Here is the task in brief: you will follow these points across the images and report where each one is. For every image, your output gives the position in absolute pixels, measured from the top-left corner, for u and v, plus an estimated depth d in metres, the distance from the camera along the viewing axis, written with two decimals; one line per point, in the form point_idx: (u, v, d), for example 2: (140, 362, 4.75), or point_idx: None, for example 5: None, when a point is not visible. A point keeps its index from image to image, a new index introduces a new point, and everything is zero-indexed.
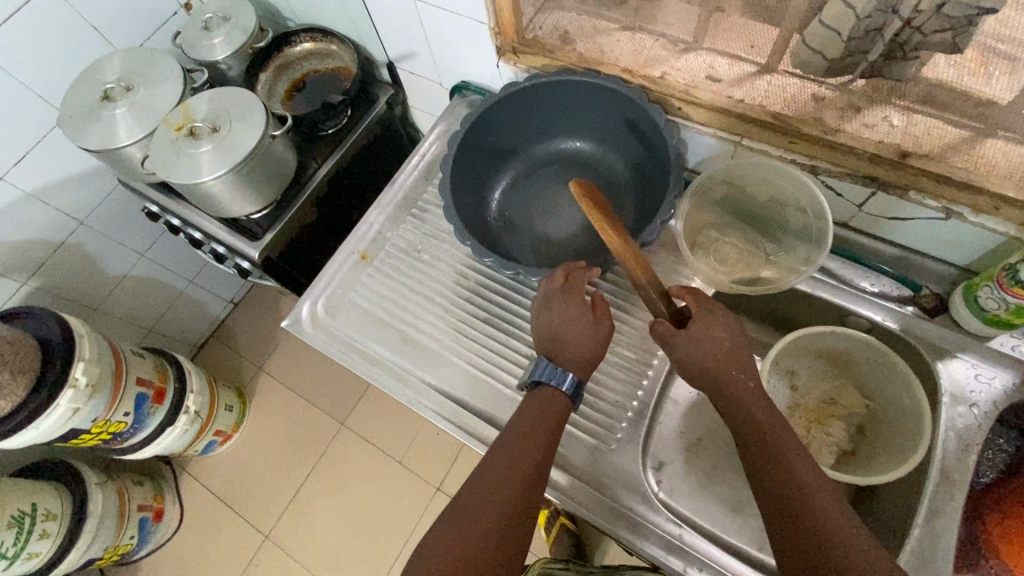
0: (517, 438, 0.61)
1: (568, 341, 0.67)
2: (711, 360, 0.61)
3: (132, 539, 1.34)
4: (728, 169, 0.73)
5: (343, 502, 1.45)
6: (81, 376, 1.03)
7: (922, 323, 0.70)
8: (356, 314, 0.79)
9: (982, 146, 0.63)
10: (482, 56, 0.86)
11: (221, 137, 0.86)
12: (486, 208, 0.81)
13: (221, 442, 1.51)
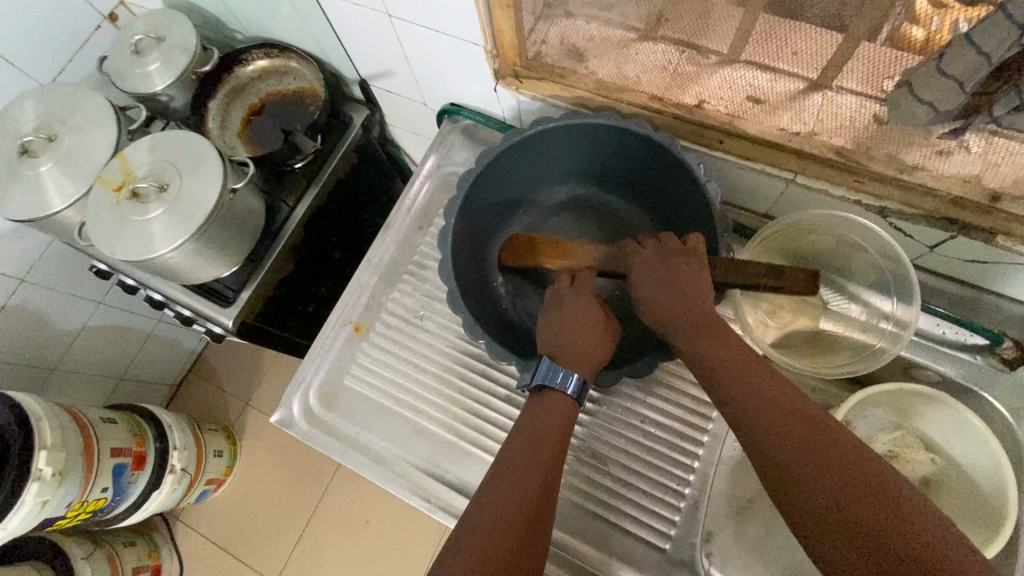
0: (512, 449, 0.52)
1: (572, 340, 0.58)
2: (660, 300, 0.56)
3: None
4: (795, 222, 0.65)
5: (351, 539, 1.38)
6: (45, 466, 0.90)
7: (998, 374, 0.63)
8: (356, 403, 0.69)
9: None
10: (476, 80, 0.72)
11: (172, 198, 0.72)
12: (493, 272, 0.70)
13: (216, 488, 1.42)
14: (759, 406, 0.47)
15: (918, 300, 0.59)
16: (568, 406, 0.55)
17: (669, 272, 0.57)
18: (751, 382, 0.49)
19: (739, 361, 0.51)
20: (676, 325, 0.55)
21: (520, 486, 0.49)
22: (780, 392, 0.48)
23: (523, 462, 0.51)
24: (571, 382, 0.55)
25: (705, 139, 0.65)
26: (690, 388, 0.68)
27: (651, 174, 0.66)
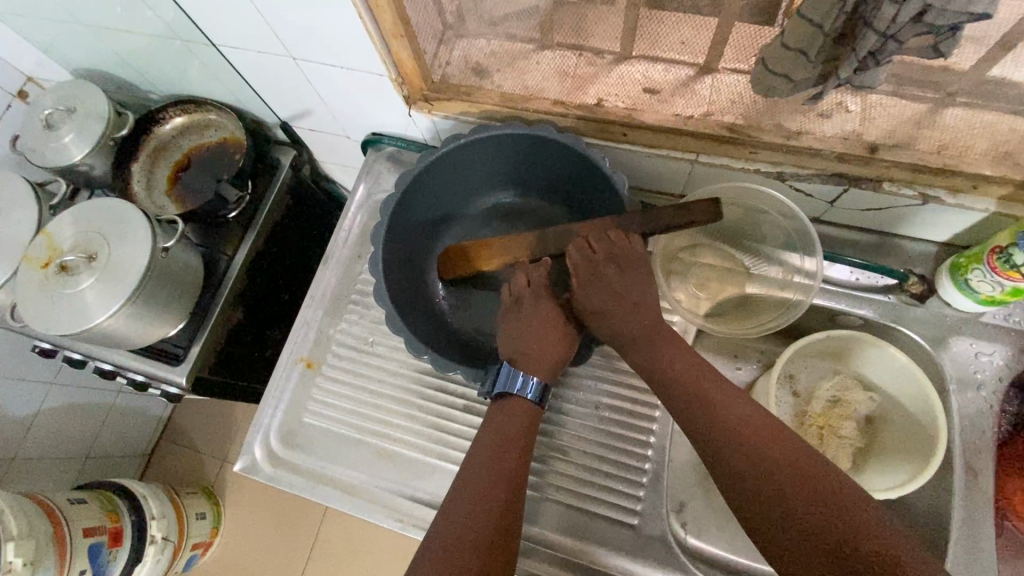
0: (480, 447, 0.55)
1: (532, 341, 0.59)
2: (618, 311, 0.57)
3: None
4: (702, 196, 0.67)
5: None
6: (14, 558, 0.87)
7: (913, 309, 0.67)
8: (316, 437, 0.70)
9: (943, 123, 0.59)
10: (389, 108, 0.75)
11: (103, 266, 0.72)
12: (434, 289, 0.72)
13: (203, 551, 1.38)
14: (715, 412, 0.51)
15: (820, 249, 0.63)
16: (529, 411, 0.57)
17: (620, 285, 0.57)
18: (705, 393, 0.53)
19: (693, 372, 0.55)
20: (631, 338, 0.57)
21: (494, 481, 0.52)
22: (733, 398, 0.52)
23: (493, 456, 0.54)
24: (532, 388, 0.57)
25: (610, 133, 0.67)
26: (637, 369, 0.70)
27: (565, 173, 0.69)
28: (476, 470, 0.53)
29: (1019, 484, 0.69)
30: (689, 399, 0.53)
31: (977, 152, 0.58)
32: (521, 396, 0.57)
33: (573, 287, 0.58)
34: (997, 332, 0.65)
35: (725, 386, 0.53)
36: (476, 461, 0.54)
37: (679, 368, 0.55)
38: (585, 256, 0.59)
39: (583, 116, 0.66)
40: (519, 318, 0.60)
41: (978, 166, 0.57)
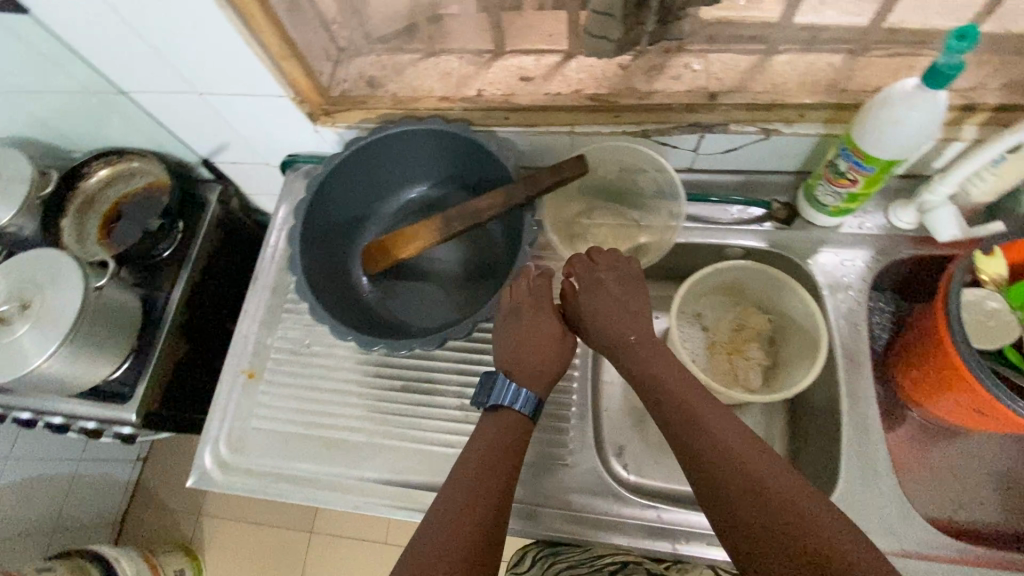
0: (471, 456, 0.60)
1: (532, 350, 0.66)
2: (614, 321, 0.65)
3: None
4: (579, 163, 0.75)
5: None
6: None
7: (783, 233, 0.76)
8: (265, 438, 0.74)
9: (765, 67, 0.70)
10: (297, 127, 0.81)
11: (36, 311, 0.75)
12: (359, 285, 0.77)
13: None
14: (694, 419, 0.56)
15: (682, 192, 0.72)
16: (521, 423, 0.63)
17: (618, 296, 0.66)
18: (685, 402, 0.57)
19: (676, 380, 0.60)
20: (624, 339, 0.64)
21: (483, 491, 0.56)
22: (712, 409, 0.56)
23: (484, 463, 0.59)
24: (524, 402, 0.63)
25: (492, 117, 0.74)
26: None
27: (461, 160, 0.76)
28: (465, 477, 0.58)
29: (917, 373, 0.70)
30: (671, 405, 0.58)
31: (797, 86, 0.68)
32: (513, 410, 0.63)
33: (577, 295, 0.67)
34: (854, 239, 0.74)
35: (704, 396, 0.58)
36: (465, 468, 0.59)
37: (664, 375, 0.60)
38: (587, 269, 0.68)
39: (468, 106, 0.73)
40: (518, 330, 0.67)
41: (798, 98, 0.67)
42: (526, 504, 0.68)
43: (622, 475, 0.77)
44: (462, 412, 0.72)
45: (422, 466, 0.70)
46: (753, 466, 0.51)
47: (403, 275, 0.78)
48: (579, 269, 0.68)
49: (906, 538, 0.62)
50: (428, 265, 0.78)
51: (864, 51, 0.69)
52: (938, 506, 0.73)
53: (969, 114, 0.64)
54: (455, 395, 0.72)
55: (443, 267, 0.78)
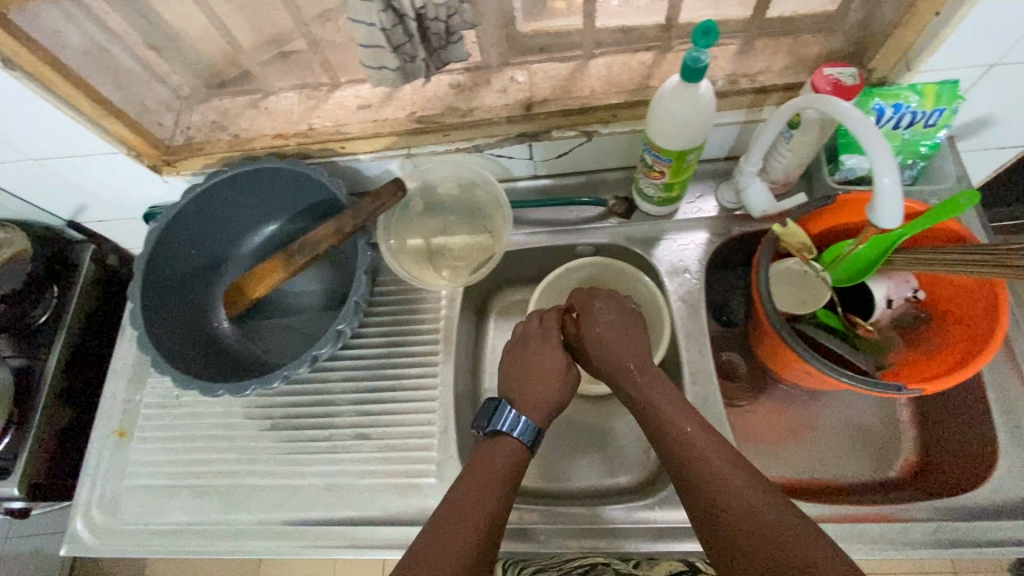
0: (472, 482, 0.59)
1: (532, 379, 0.69)
2: (615, 352, 0.67)
3: None
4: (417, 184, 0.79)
5: None
6: None
7: (623, 226, 0.80)
8: (139, 496, 0.73)
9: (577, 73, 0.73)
10: (143, 179, 0.81)
11: None
12: (219, 330, 0.77)
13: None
14: (686, 444, 0.57)
15: (506, 200, 0.75)
16: (517, 450, 0.63)
17: (617, 324, 0.69)
18: (676, 426, 0.59)
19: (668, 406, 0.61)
20: (622, 366, 0.66)
21: (471, 514, 0.55)
22: (704, 434, 0.58)
23: (483, 492, 0.57)
24: (524, 429, 0.64)
25: (328, 149, 0.75)
26: (415, 343, 0.77)
27: (304, 194, 0.77)
28: (467, 503, 0.56)
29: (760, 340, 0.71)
30: (663, 435, 0.60)
31: (607, 88, 0.71)
32: (513, 437, 0.64)
33: (579, 325, 0.71)
34: (690, 224, 0.78)
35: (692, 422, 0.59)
36: (464, 495, 0.57)
37: (659, 403, 0.62)
38: (587, 302, 0.72)
39: (302, 142, 0.75)
40: (523, 362, 0.70)
41: (607, 99, 0.71)
42: (392, 524, 0.68)
43: None
44: (330, 442, 0.72)
45: (294, 501, 0.70)
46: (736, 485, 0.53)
47: (266, 313, 0.79)
48: (580, 302, 0.73)
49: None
50: (290, 300, 0.80)
51: (669, 46, 0.72)
52: (788, 470, 0.74)
53: (761, 96, 0.68)
54: (323, 426, 0.73)
55: (304, 300, 0.79)
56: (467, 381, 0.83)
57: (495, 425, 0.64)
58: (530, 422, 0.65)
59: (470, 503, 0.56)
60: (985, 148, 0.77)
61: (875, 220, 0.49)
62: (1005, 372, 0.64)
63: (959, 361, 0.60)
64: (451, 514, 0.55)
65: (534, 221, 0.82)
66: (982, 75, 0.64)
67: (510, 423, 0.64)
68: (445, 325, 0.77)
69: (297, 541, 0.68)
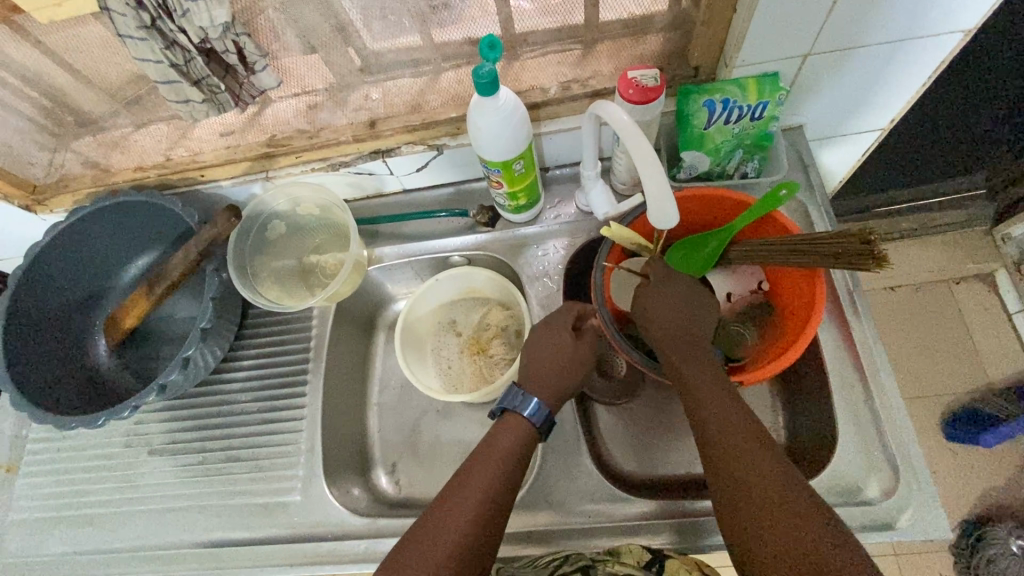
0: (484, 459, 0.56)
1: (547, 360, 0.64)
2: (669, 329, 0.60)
3: None
4: (277, 207, 0.79)
5: None
6: None
7: (489, 234, 0.81)
8: (24, 528, 0.75)
9: (421, 87, 0.74)
10: (22, 221, 0.82)
11: None
12: (96, 361, 0.79)
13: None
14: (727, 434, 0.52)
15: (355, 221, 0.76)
16: (524, 431, 0.59)
17: (671, 299, 0.62)
18: (717, 410, 0.53)
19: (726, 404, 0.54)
20: (676, 351, 0.59)
21: (473, 500, 0.52)
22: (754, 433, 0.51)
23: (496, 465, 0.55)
24: (529, 406, 0.59)
25: (190, 177, 0.77)
26: (288, 360, 0.78)
27: (170, 224, 0.78)
28: (475, 480, 0.53)
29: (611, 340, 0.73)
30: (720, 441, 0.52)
31: (448, 102, 0.73)
32: (523, 418, 0.59)
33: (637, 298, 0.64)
34: (553, 230, 0.79)
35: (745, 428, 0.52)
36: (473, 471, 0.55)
37: (716, 404, 0.54)
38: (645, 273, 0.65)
39: (161, 173, 0.76)
40: (537, 349, 0.65)
41: (448, 112, 0.72)
42: (258, 544, 0.69)
43: (388, 488, 0.81)
44: (204, 464, 0.74)
45: (168, 525, 0.72)
46: (774, 481, 0.47)
47: (145, 343, 0.81)
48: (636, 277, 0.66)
49: (583, 510, 0.67)
50: (168, 329, 0.81)
51: (516, 57, 0.72)
52: (653, 470, 0.73)
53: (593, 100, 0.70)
54: (196, 450, 0.75)
55: (182, 325, 0.81)
56: (352, 396, 0.84)
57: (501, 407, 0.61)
58: (539, 403, 0.60)
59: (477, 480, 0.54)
60: (841, 133, 0.77)
61: (655, 224, 0.54)
62: (847, 358, 0.65)
63: (778, 352, 0.61)
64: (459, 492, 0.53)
65: (404, 234, 0.83)
66: (801, 65, 0.64)
67: (515, 404, 0.60)
68: (317, 344, 0.79)
69: (169, 564, 0.70)
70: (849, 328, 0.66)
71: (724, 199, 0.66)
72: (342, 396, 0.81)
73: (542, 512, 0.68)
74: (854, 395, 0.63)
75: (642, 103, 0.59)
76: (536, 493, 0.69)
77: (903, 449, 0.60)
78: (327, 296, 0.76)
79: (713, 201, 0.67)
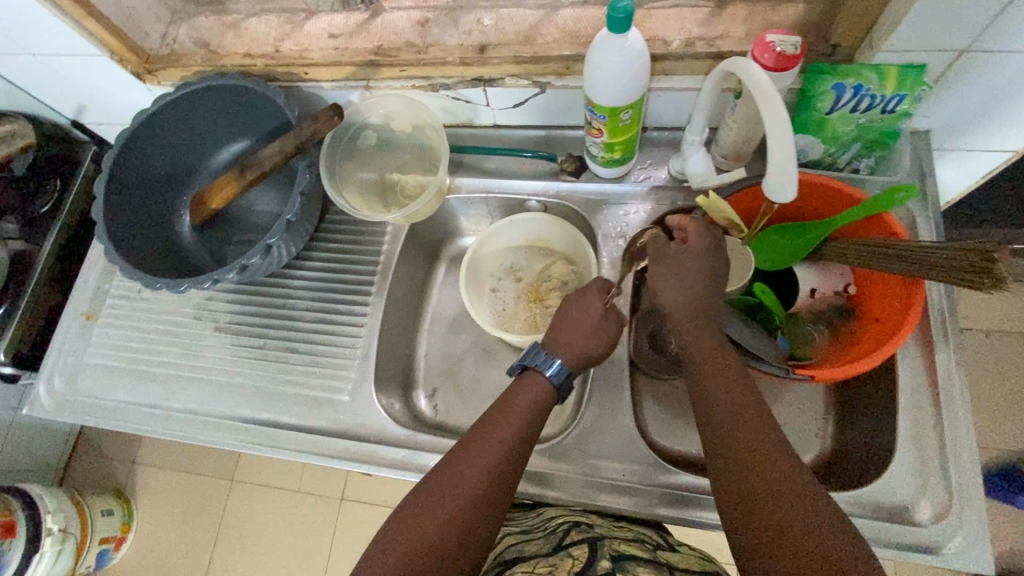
0: (480, 440, 0.54)
1: (578, 333, 0.62)
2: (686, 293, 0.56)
3: (89, 568, 1.37)
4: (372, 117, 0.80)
5: (257, 556, 1.38)
6: None
7: (572, 185, 0.79)
8: (93, 373, 0.81)
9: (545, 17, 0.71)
10: (129, 85, 0.84)
11: None
12: (180, 235, 0.82)
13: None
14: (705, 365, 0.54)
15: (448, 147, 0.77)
16: (546, 390, 0.59)
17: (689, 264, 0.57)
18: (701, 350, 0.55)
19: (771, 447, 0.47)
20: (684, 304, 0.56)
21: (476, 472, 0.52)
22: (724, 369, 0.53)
23: (482, 453, 0.53)
24: (552, 366, 0.60)
25: (294, 73, 0.77)
26: (355, 268, 0.80)
27: (268, 115, 0.80)
28: (468, 463, 0.52)
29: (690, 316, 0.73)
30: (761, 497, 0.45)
31: (566, 38, 0.70)
32: (542, 373, 0.60)
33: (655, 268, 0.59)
34: (638, 191, 0.77)
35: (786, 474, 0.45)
36: (451, 462, 0.53)
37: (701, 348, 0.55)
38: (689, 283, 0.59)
39: (267, 63, 0.76)
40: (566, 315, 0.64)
41: (561, 49, 0.69)
42: (303, 432, 0.72)
43: (426, 410, 0.83)
44: (263, 349, 0.77)
45: (223, 398, 0.76)
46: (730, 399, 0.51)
47: (224, 225, 0.83)
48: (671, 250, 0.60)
49: (618, 466, 0.68)
50: (246, 218, 0.83)
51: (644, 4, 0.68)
52: (692, 448, 0.73)
53: (715, 63, 0.66)
54: (258, 334, 0.78)
55: (263, 217, 0.83)
56: (406, 318, 0.86)
57: (524, 364, 0.62)
58: (563, 363, 0.61)
59: (457, 473, 0.51)
60: (965, 148, 0.72)
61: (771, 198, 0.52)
62: (922, 377, 0.62)
63: (859, 355, 0.59)
64: (449, 480, 0.51)
65: (487, 170, 0.83)
66: (953, 61, 0.59)
67: (536, 359, 0.61)
68: (385, 260, 0.81)
69: (222, 433, 0.74)
70: (933, 348, 0.63)
71: (830, 191, 0.63)
72: (398, 315, 0.84)
73: (575, 461, 0.69)
74: (920, 416, 0.61)
75: (777, 72, 0.56)
76: (573, 444, 0.70)
77: (964, 479, 0.58)
78: (406, 215, 0.77)
79: (818, 192, 0.64)
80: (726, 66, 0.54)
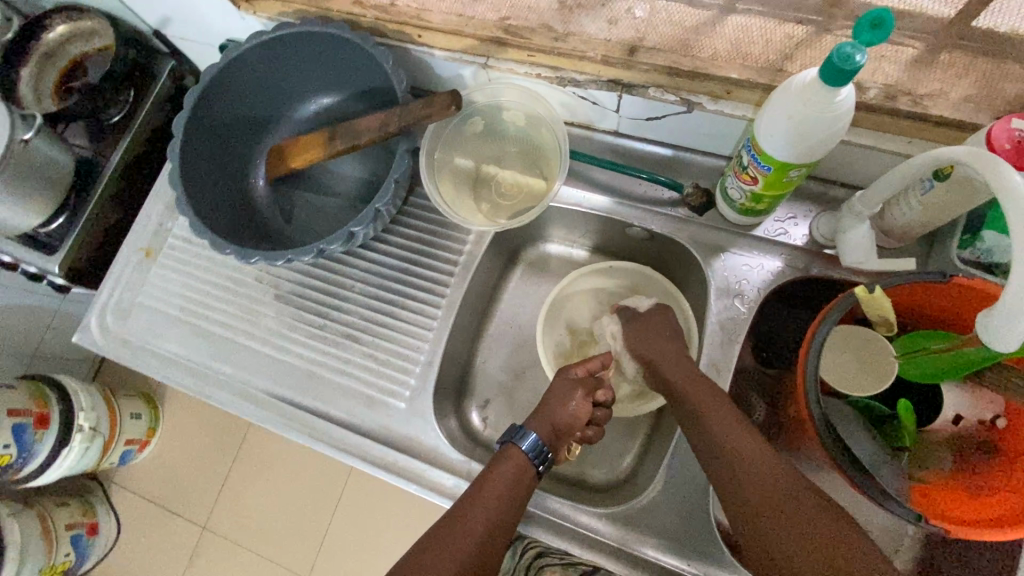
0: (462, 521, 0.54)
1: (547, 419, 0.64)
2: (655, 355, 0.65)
3: (112, 463, 1.35)
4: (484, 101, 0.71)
5: (269, 482, 1.37)
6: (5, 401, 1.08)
7: (692, 221, 0.70)
8: (146, 316, 0.77)
9: (722, 24, 0.58)
10: (221, 8, 0.74)
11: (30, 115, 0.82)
12: (254, 188, 0.76)
13: (90, 533, 1.35)
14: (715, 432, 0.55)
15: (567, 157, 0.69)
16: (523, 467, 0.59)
17: (657, 334, 0.67)
18: (705, 415, 0.57)
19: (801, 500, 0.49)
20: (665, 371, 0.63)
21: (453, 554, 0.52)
22: (738, 426, 0.55)
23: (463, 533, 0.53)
24: (528, 439, 0.61)
25: (406, 33, 0.67)
26: (433, 262, 0.73)
27: (368, 73, 0.71)
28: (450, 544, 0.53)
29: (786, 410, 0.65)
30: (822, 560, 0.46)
31: (740, 56, 0.57)
32: (518, 447, 0.60)
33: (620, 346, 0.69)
34: (764, 244, 0.67)
35: (846, 530, 0.46)
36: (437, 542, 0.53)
37: (717, 418, 0.56)
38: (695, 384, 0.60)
39: (378, 15, 0.66)
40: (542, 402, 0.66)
41: (729, 70, 0.57)
42: (352, 431, 0.68)
43: (476, 424, 0.78)
44: (324, 331, 0.72)
45: (274, 372, 0.72)
46: (746, 453, 0.53)
47: (298, 185, 0.77)
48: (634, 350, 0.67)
49: (684, 551, 0.61)
50: (326, 181, 0.76)
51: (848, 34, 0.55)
52: None
53: (914, 124, 0.54)
54: (319, 312, 0.73)
55: (341, 183, 0.76)
56: (473, 322, 0.79)
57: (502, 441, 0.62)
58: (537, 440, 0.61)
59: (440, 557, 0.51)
60: None
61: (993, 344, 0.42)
62: None
63: (991, 517, 0.49)
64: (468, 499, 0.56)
65: (596, 185, 0.74)
66: None
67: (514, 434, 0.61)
68: (464, 262, 0.73)
69: (267, 412, 0.70)
70: None
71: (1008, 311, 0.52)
72: (468, 318, 0.77)
73: (637, 531, 0.63)
74: None
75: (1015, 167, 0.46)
76: (636, 513, 0.63)
77: None
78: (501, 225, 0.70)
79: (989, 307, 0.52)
80: (987, 167, 0.42)
